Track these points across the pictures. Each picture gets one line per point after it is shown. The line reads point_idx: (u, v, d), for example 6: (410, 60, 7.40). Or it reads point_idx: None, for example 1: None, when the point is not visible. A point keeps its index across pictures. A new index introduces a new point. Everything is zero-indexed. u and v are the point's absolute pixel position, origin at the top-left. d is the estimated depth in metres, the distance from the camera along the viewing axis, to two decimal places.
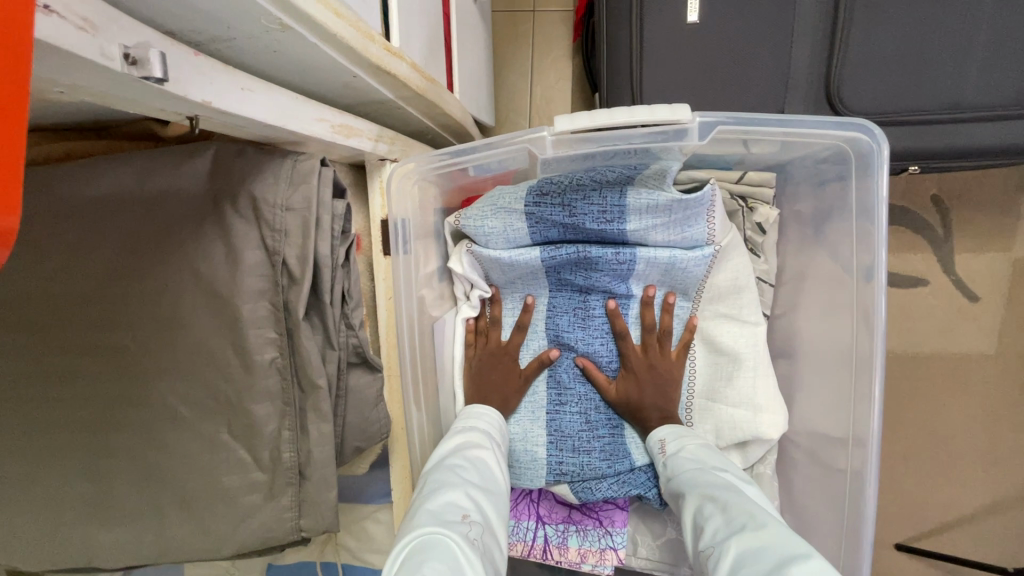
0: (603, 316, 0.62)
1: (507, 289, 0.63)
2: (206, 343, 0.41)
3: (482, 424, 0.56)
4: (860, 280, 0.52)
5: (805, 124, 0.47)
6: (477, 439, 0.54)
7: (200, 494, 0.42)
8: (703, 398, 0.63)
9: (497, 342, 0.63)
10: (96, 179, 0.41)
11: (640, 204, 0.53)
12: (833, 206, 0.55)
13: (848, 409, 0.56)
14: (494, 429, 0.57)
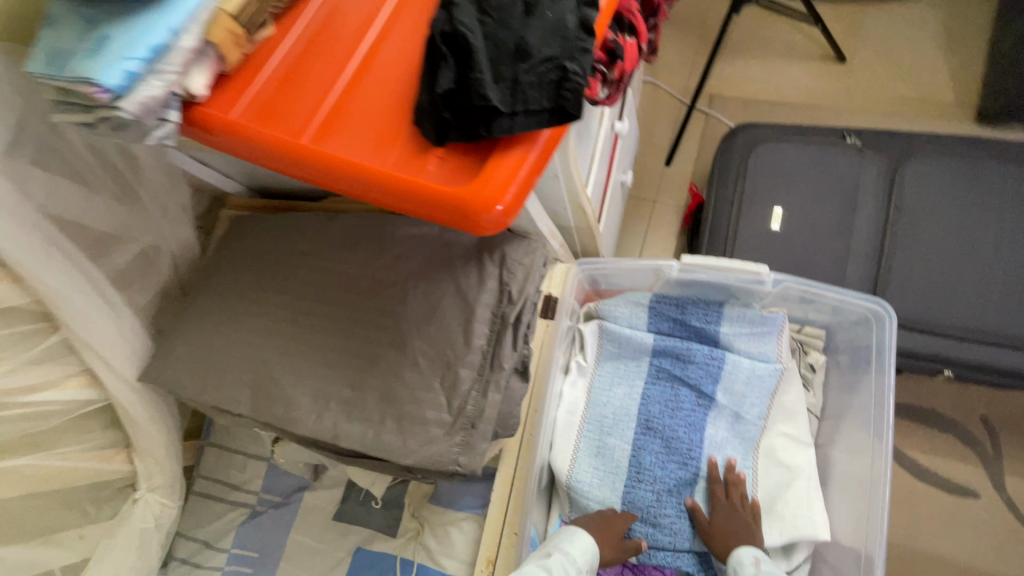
0: (688, 407, 0.79)
1: (612, 372, 0.83)
2: (449, 324, 0.69)
3: (566, 553, 0.67)
4: (877, 424, 0.72)
5: (844, 295, 0.71)
6: (552, 565, 0.64)
7: (410, 416, 0.66)
8: (765, 502, 0.76)
9: (594, 413, 0.82)
10: (420, 226, 0.75)
11: (733, 315, 0.78)
12: (862, 360, 0.76)
13: (863, 526, 0.71)
14: (573, 556, 0.67)
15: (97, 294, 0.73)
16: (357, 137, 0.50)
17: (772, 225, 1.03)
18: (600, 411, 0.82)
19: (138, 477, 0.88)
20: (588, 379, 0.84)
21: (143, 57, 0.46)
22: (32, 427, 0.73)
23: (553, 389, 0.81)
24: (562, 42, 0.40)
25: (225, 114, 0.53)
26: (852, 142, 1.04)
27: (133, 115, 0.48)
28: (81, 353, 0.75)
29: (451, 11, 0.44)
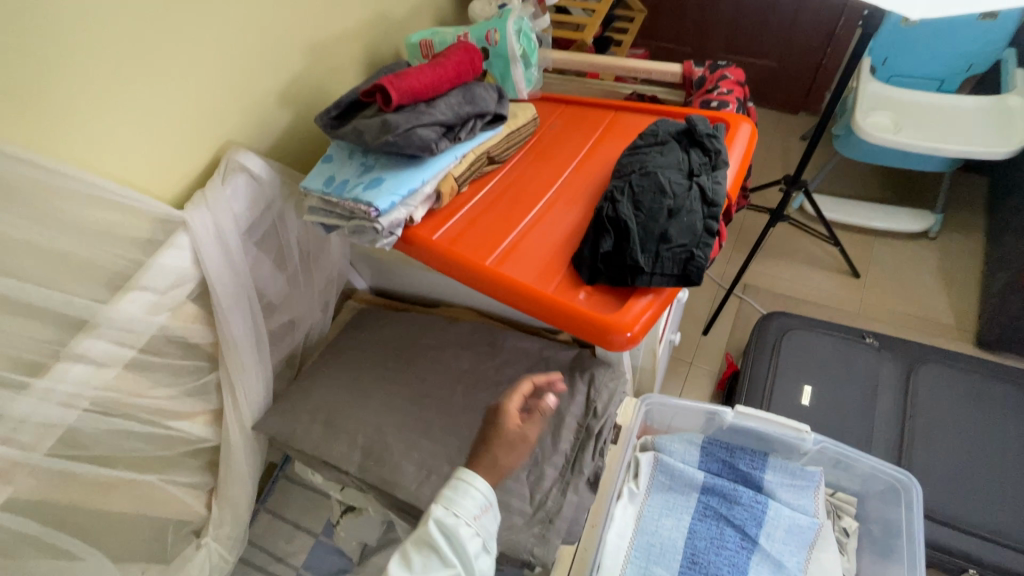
0: (733, 548, 0.86)
1: (663, 503, 0.92)
2: (541, 425, 0.82)
3: (445, 511, 0.63)
4: None
5: (876, 463, 0.83)
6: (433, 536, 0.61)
7: (497, 499, 0.76)
8: None
9: (643, 540, 0.89)
10: (523, 341, 0.92)
11: (776, 465, 0.90)
12: (895, 529, 0.84)
13: None
14: (455, 510, 0.63)
15: (255, 348, 0.90)
16: (524, 268, 0.71)
17: (801, 400, 1.19)
18: (649, 540, 0.89)
19: (208, 524, 0.92)
20: (639, 506, 0.92)
21: (402, 194, 0.69)
22: (163, 450, 0.83)
23: (611, 510, 0.89)
24: (692, 236, 0.62)
25: (430, 237, 0.75)
26: (871, 341, 1.23)
27: (381, 228, 0.70)
28: (223, 395, 0.88)
29: (615, 203, 0.66)
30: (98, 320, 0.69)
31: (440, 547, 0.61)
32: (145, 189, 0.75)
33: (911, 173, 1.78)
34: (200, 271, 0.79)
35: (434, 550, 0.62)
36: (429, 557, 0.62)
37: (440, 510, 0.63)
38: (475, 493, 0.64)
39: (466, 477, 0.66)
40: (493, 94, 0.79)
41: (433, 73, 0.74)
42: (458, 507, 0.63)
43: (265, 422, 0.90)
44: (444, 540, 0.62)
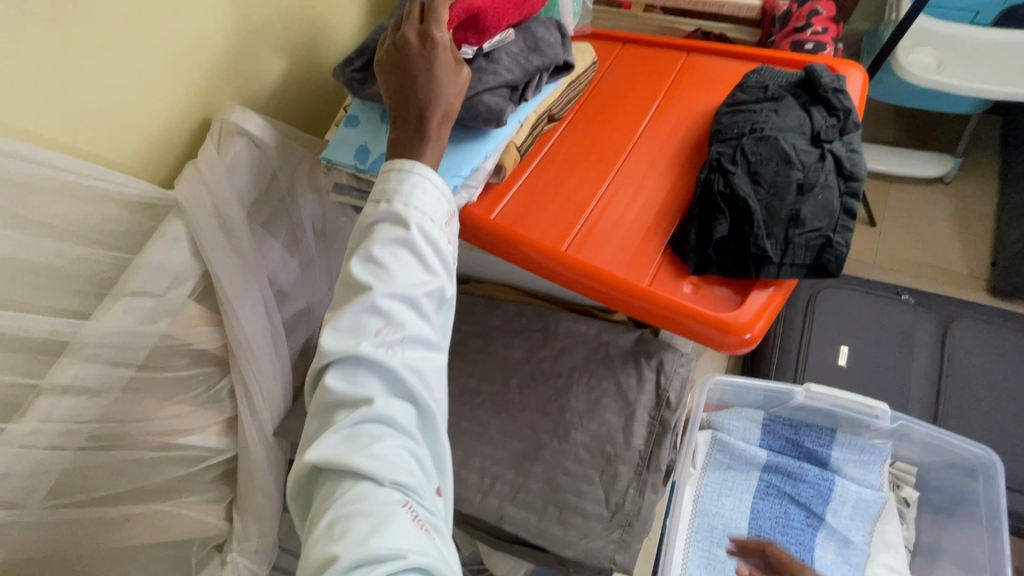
0: (800, 526, 0.84)
1: (725, 483, 0.88)
2: (611, 421, 0.74)
3: (412, 206, 0.47)
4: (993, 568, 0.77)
5: (951, 438, 0.82)
6: (399, 247, 0.46)
7: (572, 505, 0.69)
8: None
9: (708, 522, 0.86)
10: (577, 325, 0.82)
11: (845, 441, 0.88)
12: (964, 498, 0.84)
13: None
14: (424, 205, 0.48)
15: (271, 347, 0.76)
16: (610, 253, 0.59)
17: (838, 362, 1.15)
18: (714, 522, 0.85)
19: (230, 538, 0.81)
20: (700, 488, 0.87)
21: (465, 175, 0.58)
22: (178, 473, 0.71)
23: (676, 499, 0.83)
24: (828, 218, 0.54)
25: (489, 218, 0.62)
26: (906, 299, 1.20)
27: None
28: (237, 404, 0.75)
29: (728, 176, 0.56)
30: (81, 339, 0.55)
31: (417, 254, 0.47)
32: (119, 165, 0.58)
33: (930, 114, 1.71)
34: (201, 264, 0.64)
35: (409, 255, 0.46)
36: (405, 264, 0.46)
37: (400, 209, 0.47)
38: (440, 190, 0.50)
39: (419, 174, 0.49)
40: (559, 34, 0.64)
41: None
42: (428, 201, 0.48)
43: (291, 429, 0.79)
44: (420, 241, 0.47)
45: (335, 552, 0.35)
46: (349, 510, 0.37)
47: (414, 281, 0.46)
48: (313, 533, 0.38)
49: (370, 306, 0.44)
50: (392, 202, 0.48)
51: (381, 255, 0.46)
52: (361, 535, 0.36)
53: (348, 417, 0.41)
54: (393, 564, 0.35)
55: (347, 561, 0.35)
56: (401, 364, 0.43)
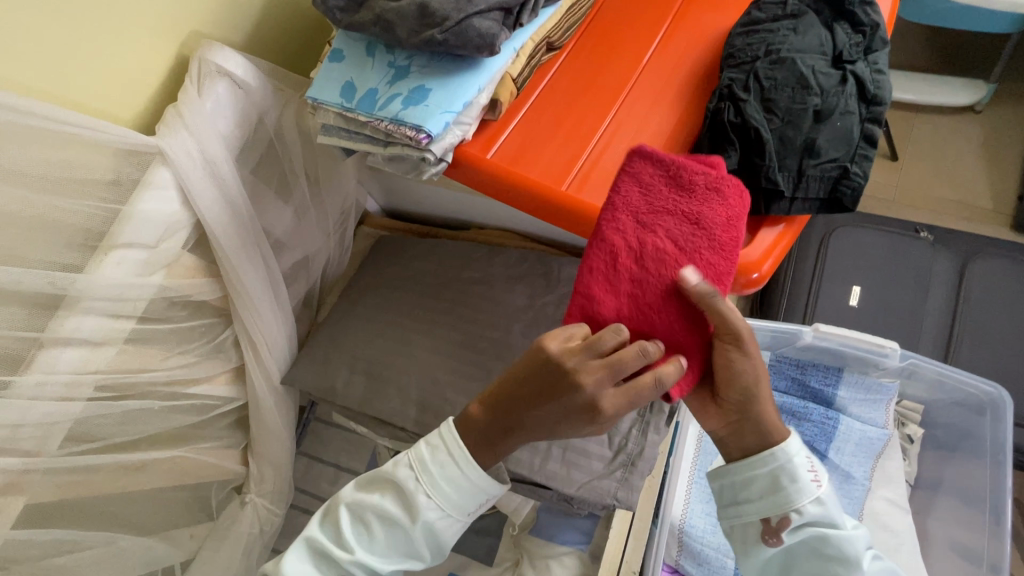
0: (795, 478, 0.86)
1: None
2: None
3: (437, 510, 0.50)
4: (995, 500, 0.78)
5: (960, 376, 0.81)
6: (400, 532, 0.51)
7: (574, 446, 0.71)
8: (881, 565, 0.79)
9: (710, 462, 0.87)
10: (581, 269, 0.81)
11: (852, 380, 0.88)
12: (970, 435, 0.85)
13: None
14: (449, 508, 0.50)
15: (273, 297, 0.76)
16: (612, 193, 0.56)
17: (849, 302, 1.12)
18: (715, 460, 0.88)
19: (248, 480, 0.85)
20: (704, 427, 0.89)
21: (458, 111, 0.55)
22: (190, 421, 0.73)
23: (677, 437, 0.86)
24: (846, 147, 0.50)
25: (484, 157, 0.59)
26: (925, 236, 1.16)
27: (434, 157, 0.56)
28: (242, 353, 0.76)
29: (739, 105, 0.51)
30: (78, 293, 0.55)
31: (416, 547, 0.51)
32: (95, 111, 0.55)
33: (967, 36, 1.58)
34: (193, 214, 0.63)
35: (404, 535, 0.51)
36: (393, 540, 0.51)
37: (420, 498, 0.50)
38: (473, 497, 0.51)
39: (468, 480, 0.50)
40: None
41: (620, 251, 0.47)
42: (456, 495, 0.50)
43: (298, 377, 0.80)
44: (424, 536, 0.51)
45: None
46: None
47: (402, 552, 0.52)
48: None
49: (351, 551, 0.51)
50: (420, 492, 0.50)
51: (379, 524, 0.51)
52: None
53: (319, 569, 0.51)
54: None
55: None
56: None
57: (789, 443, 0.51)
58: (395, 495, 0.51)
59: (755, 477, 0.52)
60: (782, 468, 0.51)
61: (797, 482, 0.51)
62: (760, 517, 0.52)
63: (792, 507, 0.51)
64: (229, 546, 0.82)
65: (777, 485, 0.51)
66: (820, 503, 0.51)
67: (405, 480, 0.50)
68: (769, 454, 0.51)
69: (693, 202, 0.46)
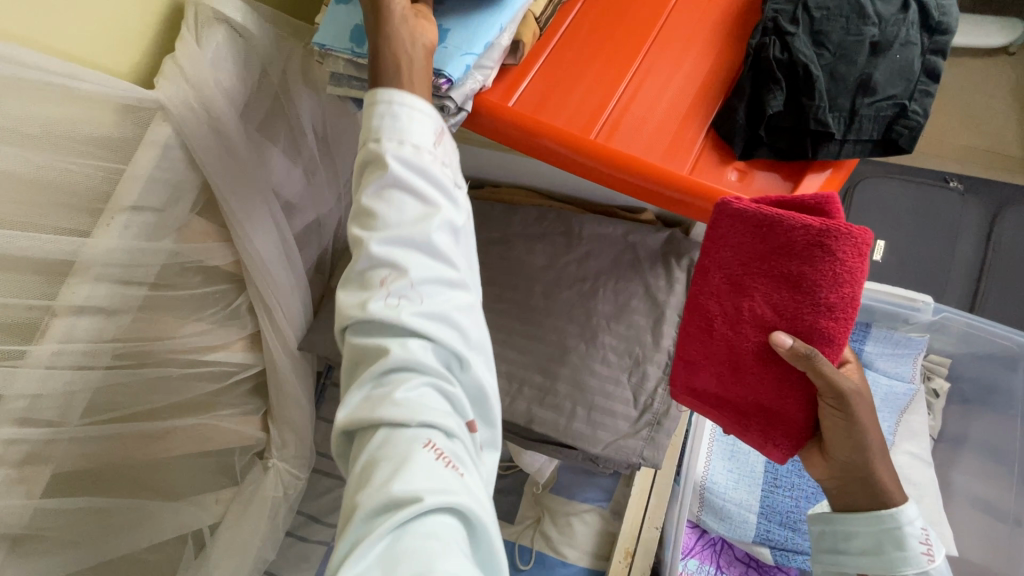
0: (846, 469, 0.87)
1: None
2: (639, 323, 0.72)
3: (403, 141, 0.42)
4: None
5: (992, 326, 0.80)
6: (392, 194, 0.41)
7: (599, 407, 0.69)
8: None
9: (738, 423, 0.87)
10: (602, 226, 0.78)
11: (879, 335, 0.87)
12: (999, 389, 0.83)
13: (1006, 542, 0.76)
14: (410, 129, 0.42)
15: (285, 260, 0.73)
16: (645, 139, 0.53)
17: (874, 257, 1.09)
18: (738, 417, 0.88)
19: (270, 446, 0.85)
20: None
21: (479, 53, 0.50)
22: (209, 388, 0.73)
23: None
24: (905, 83, 0.48)
25: (506, 106, 0.55)
26: (956, 186, 1.11)
27: (453, 105, 0.51)
28: (257, 319, 0.74)
29: (786, 39, 0.49)
30: (86, 259, 0.52)
31: (409, 187, 0.41)
32: (90, 63, 0.51)
33: None
34: (199, 174, 0.60)
35: (400, 190, 0.41)
36: (399, 202, 0.41)
37: (386, 148, 0.41)
38: (421, 108, 0.43)
39: (395, 95, 0.42)
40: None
41: (720, 315, 0.53)
42: (406, 118, 0.42)
43: (316, 342, 0.79)
44: (410, 175, 0.41)
45: (359, 504, 0.35)
46: (376, 457, 0.37)
47: (409, 214, 0.41)
48: (350, 481, 0.38)
49: (366, 252, 0.41)
50: (380, 145, 0.42)
51: (372, 206, 0.41)
52: (383, 480, 0.35)
53: (373, 368, 0.40)
54: (408, 505, 0.34)
55: (370, 507, 0.34)
56: (411, 318, 0.40)
57: (907, 510, 0.58)
58: (369, 172, 0.43)
59: (857, 534, 0.60)
60: (890, 531, 0.58)
61: (904, 549, 0.57)
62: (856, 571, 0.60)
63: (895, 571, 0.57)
64: (255, 509, 0.83)
65: (880, 546, 0.58)
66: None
67: (364, 145, 0.42)
68: (883, 519, 0.58)
69: (790, 264, 0.47)
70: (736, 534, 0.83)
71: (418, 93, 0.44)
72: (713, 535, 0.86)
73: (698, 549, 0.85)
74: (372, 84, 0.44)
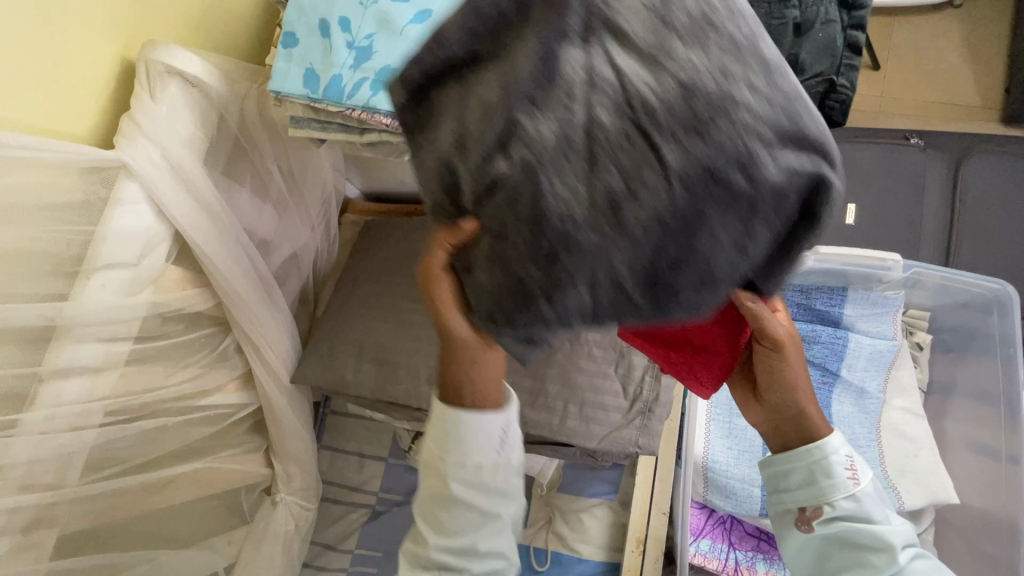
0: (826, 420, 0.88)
1: None
2: None
3: (460, 459, 0.46)
4: (1006, 395, 0.79)
5: (961, 277, 0.82)
6: (452, 510, 0.47)
7: (591, 401, 0.71)
8: (897, 472, 0.82)
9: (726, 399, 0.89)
10: None
11: (857, 297, 0.88)
12: (978, 335, 0.85)
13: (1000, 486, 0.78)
14: (470, 452, 0.45)
15: (267, 298, 0.74)
16: None
17: (846, 221, 1.11)
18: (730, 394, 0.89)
19: (275, 481, 0.87)
20: None
21: None
22: (205, 431, 0.73)
23: None
24: (830, 59, 0.51)
25: None
26: (916, 142, 1.13)
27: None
28: (245, 359, 0.76)
29: None
30: (67, 321, 0.53)
31: (470, 507, 0.47)
32: (44, 132, 0.52)
33: None
34: (169, 225, 0.61)
35: (461, 509, 0.47)
36: (460, 516, 0.48)
37: (448, 467, 0.46)
38: (480, 426, 0.45)
39: (457, 419, 0.45)
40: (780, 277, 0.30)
41: None
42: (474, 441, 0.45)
43: (307, 374, 0.80)
44: (470, 490, 0.47)
45: None
46: None
47: (469, 525, 0.48)
48: None
49: (428, 550, 0.49)
50: (444, 460, 0.46)
51: (436, 507, 0.48)
52: None
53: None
54: None
55: None
56: None
57: (833, 438, 0.52)
58: (433, 473, 0.48)
59: (790, 470, 0.53)
60: (818, 461, 0.52)
61: (833, 477, 0.51)
62: (798, 508, 0.54)
63: (827, 500, 0.51)
64: (269, 545, 0.84)
65: (813, 479, 0.52)
66: (856, 498, 0.51)
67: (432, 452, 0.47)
68: (807, 449, 0.52)
69: None
70: (743, 510, 0.84)
71: (488, 408, 0.46)
72: (721, 513, 0.87)
73: (707, 528, 0.87)
74: (442, 400, 0.46)
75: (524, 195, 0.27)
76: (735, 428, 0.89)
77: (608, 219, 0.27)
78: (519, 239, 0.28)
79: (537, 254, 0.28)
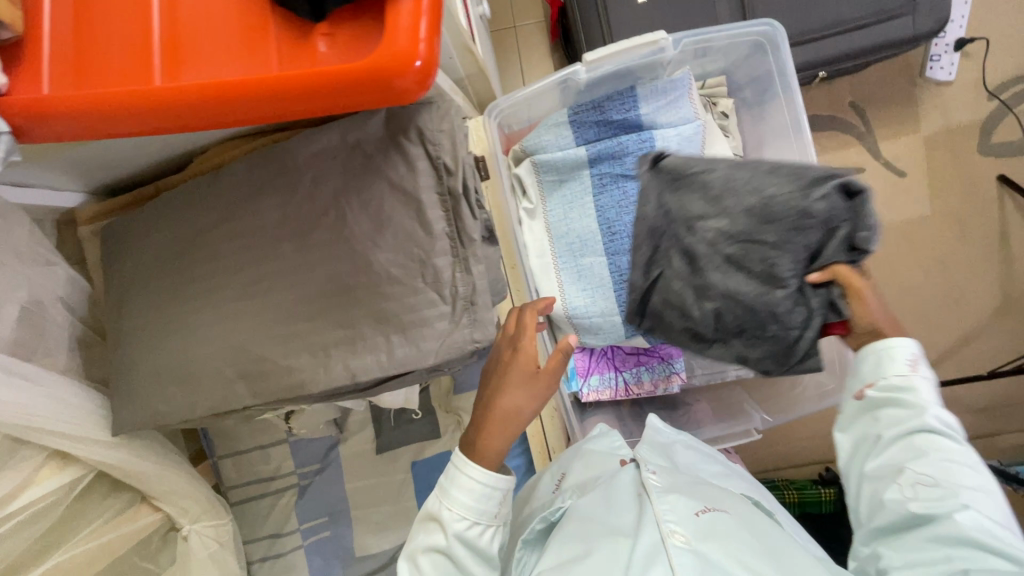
0: None
1: (549, 194, 0.87)
2: (401, 222, 0.66)
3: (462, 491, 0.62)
4: (795, 138, 0.79)
5: (728, 34, 0.77)
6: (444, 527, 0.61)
7: (411, 322, 0.66)
8: None
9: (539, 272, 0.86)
10: (317, 139, 0.67)
11: (648, 92, 0.81)
12: (767, 85, 0.83)
13: None
14: (470, 493, 0.62)
15: (12, 374, 0.62)
16: (213, 56, 0.42)
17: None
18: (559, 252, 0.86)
19: (173, 517, 0.85)
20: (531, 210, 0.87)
21: None
22: (36, 530, 0.68)
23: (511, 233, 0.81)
24: None
25: (35, 99, 0.42)
26: None
27: None
28: (36, 441, 0.67)
29: None
30: None
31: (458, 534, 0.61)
32: None
33: None
34: None
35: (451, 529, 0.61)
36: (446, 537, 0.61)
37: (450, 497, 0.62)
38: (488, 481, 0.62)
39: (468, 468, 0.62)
40: (863, 228, 0.66)
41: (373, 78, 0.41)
42: (478, 501, 0.62)
43: (119, 421, 0.71)
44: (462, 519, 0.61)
45: None
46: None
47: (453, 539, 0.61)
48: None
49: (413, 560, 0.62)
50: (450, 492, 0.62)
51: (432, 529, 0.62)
52: None
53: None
54: None
55: None
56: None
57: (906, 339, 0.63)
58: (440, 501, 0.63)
59: (864, 363, 0.64)
60: (885, 350, 0.63)
61: (894, 364, 0.62)
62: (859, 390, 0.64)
63: (880, 378, 0.62)
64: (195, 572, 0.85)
65: (879, 363, 0.63)
66: (912, 383, 0.60)
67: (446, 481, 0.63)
68: (887, 340, 0.63)
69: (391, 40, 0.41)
70: (613, 339, 0.86)
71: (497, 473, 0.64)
72: (600, 347, 0.90)
73: (592, 365, 0.90)
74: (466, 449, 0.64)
75: (727, 301, 0.74)
76: (579, 267, 0.86)
77: (774, 283, 0.71)
78: (746, 318, 0.73)
79: (757, 315, 0.72)
